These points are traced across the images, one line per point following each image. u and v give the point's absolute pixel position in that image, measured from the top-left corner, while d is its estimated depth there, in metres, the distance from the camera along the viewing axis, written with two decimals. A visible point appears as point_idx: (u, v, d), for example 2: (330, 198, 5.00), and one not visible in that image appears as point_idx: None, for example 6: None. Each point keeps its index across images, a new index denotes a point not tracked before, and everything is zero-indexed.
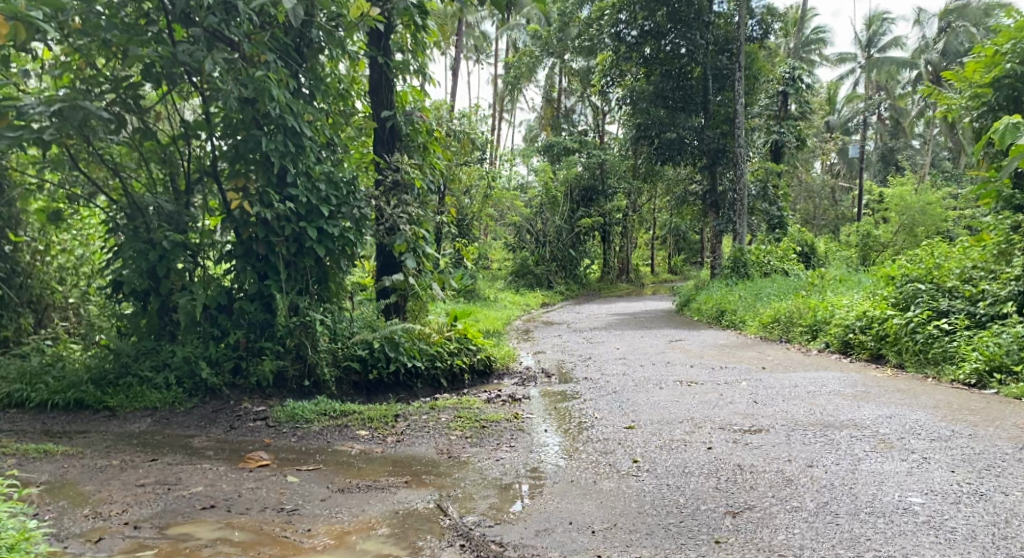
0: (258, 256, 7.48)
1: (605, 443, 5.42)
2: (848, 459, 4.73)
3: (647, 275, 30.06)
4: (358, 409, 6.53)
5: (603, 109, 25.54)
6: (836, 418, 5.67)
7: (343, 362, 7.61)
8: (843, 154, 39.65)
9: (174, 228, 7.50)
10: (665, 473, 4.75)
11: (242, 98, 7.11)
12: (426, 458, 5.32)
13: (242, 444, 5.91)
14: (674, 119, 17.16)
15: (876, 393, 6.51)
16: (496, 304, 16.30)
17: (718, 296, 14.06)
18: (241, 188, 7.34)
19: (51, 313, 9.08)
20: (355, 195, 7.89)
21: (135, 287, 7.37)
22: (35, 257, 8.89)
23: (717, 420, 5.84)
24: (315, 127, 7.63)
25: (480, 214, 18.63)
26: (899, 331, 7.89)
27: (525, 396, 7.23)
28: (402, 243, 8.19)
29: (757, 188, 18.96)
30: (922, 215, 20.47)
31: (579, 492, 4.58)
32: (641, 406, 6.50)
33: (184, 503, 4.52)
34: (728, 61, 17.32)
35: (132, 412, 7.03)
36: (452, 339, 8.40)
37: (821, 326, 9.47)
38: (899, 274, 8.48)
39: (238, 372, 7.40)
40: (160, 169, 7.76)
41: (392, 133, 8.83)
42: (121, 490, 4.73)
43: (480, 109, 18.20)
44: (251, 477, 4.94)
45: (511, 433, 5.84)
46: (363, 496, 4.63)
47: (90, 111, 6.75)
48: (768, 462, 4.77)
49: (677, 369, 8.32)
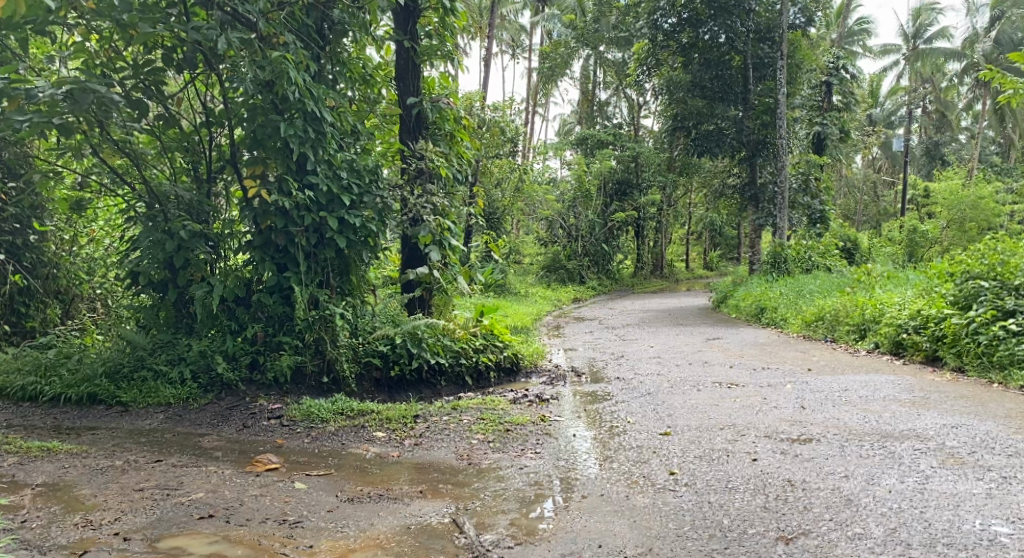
0: (277, 247, 7.15)
1: (638, 451, 4.99)
2: (914, 476, 4.25)
3: (681, 270, 29.40)
4: (377, 408, 6.17)
5: (639, 101, 25.02)
6: (895, 428, 5.16)
7: (364, 358, 7.25)
8: (887, 147, 37.75)
9: (193, 218, 7.19)
10: (706, 488, 4.30)
11: (260, 81, 6.76)
12: (444, 465, 4.93)
13: (253, 445, 5.58)
14: (713, 110, 16.67)
15: (936, 401, 5.96)
16: (526, 299, 15.93)
17: (758, 293, 13.51)
18: (258, 175, 7.01)
19: (78, 304, 8.89)
20: (377, 184, 7.52)
21: (151, 279, 7.09)
22: (60, 247, 8.69)
23: (761, 427, 5.37)
24: (336, 113, 7.30)
25: (511, 208, 18.22)
26: (959, 332, 7.37)
27: (553, 396, 6.82)
28: (426, 235, 7.75)
29: (798, 182, 18.28)
30: (973, 209, 19.37)
31: (610, 508, 4.16)
32: (677, 410, 6.05)
33: (181, 512, 4.18)
34: (770, 50, 16.67)
35: (144, 408, 6.74)
36: (477, 335, 8.02)
37: (870, 326, 8.92)
38: (959, 269, 7.84)
39: (255, 368, 7.09)
40: (182, 158, 7.49)
41: (418, 120, 8.42)
42: (118, 496, 4.41)
43: (513, 101, 17.82)
44: (256, 483, 4.60)
45: (537, 438, 5.43)
46: (373, 508, 4.26)
47: (100, 94, 6.43)
48: (822, 478, 4.30)
49: (716, 370, 7.82)
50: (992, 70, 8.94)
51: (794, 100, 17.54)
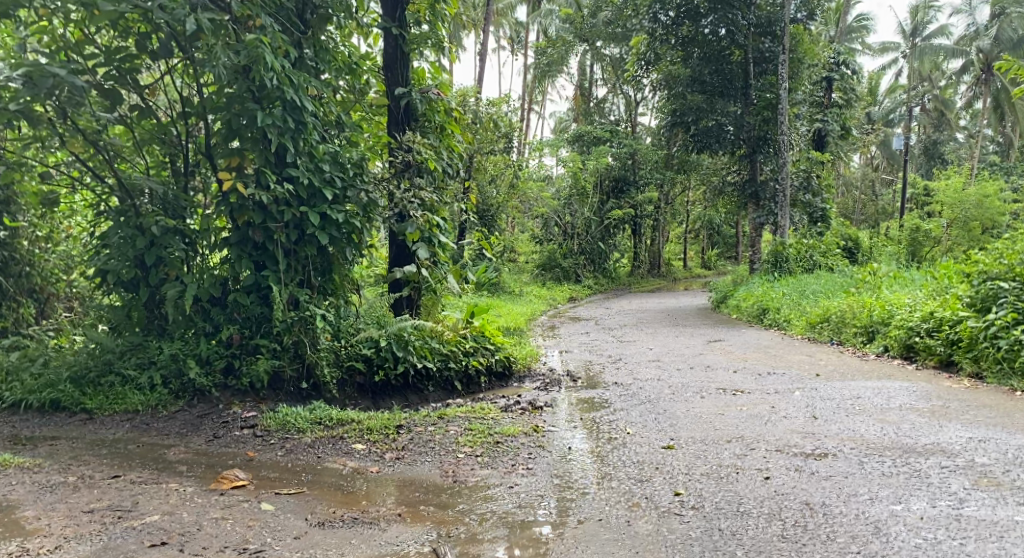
0: (254, 245, 6.71)
1: (639, 467, 4.57)
2: (946, 500, 3.85)
3: (679, 270, 29.00)
4: (357, 417, 5.74)
5: (636, 97, 24.64)
6: (917, 441, 4.76)
7: (346, 363, 6.82)
8: (886, 146, 37.00)
9: (167, 214, 6.75)
10: (715, 512, 3.90)
11: (235, 68, 6.34)
12: (427, 482, 4.52)
13: (222, 458, 5.16)
14: (713, 105, 16.18)
15: (958, 410, 5.57)
16: (520, 298, 15.50)
17: (759, 293, 13.09)
18: (235, 168, 6.57)
19: (54, 303, 8.43)
20: (362, 178, 7.08)
21: (121, 278, 6.65)
22: (34, 245, 8.20)
23: (771, 440, 4.95)
24: (318, 101, 6.87)
25: (506, 205, 17.72)
26: (976, 336, 7.01)
27: (547, 403, 6.40)
28: (414, 232, 7.31)
29: (799, 179, 17.90)
30: (977, 208, 18.88)
31: (610, 537, 3.76)
32: (679, 420, 5.63)
33: (130, 538, 3.81)
34: (772, 45, 16.14)
35: (110, 416, 6.33)
36: (467, 337, 7.61)
37: (879, 329, 8.53)
38: (976, 269, 7.42)
39: (231, 372, 6.66)
40: (158, 150, 7.04)
41: (407, 112, 7.95)
42: (63, 519, 4.01)
43: (509, 96, 17.47)
44: (219, 504, 4.20)
45: (529, 451, 5.02)
46: (347, 534, 3.86)
47: (60, 79, 6.08)
48: (844, 501, 3.89)
49: (719, 374, 7.41)
50: (1008, 59, 8.29)
51: (796, 96, 16.89)
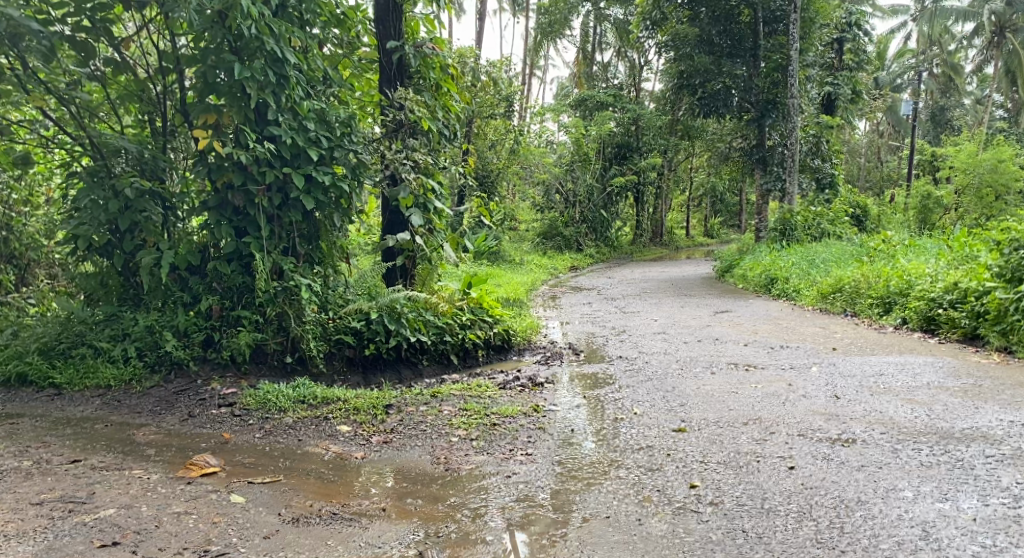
0: (235, 209, 6.22)
1: (649, 454, 4.15)
2: (998, 498, 3.49)
3: (681, 237, 28.52)
4: (343, 396, 5.32)
5: (641, 62, 24.00)
6: (953, 426, 4.34)
7: (335, 336, 6.39)
8: (894, 112, 36.08)
9: (143, 175, 6.24)
10: (737, 510, 3.52)
11: (210, 16, 5.81)
12: (417, 471, 4.10)
13: (194, 441, 4.74)
14: (720, 67, 15.55)
15: (991, 389, 5.15)
16: (520, 267, 15.06)
17: (766, 262, 12.62)
18: (212, 125, 6.05)
19: (35, 269, 7.93)
20: (351, 137, 6.54)
21: (93, 245, 6.16)
22: (9, 208, 7.67)
23: (793, 423, 4.53)
24: (302, 53, 6.33)
25: (506, 171, 17.09)
26: (1005, 308, 6.58)
27: (548, 380, 5.97)
28: (407, 196, 6.86)
29: (808, 144, 17.33)
30: (991, 173, 17.91)
31: (617, 539, 3.37)
32: (693, 400, 5.20)
33: (79, 537, 3.42)
34: (783, 3, 15.27)
35: (81, 392, 5.90)
36: (463, 309, 7.17)
37: (896, 300, 8.08)
38: (1005, 235, 6.96)
39: (210, 345, 6.22)
40: (137, 109, 6.51)
41: (399, 68, 7.42)
42: (8, 512, 3.61)
43: (510, 58, 16.84)
44: (184, 495, 3.79)
45: (528, 434, 4.60)
46: (325, 532, 3.48)
47: (15, 21, 5.62)
48: (882, 499, 3.52)
49: (729, 348, 6.97)
50: None
51: (806, 58, 16.22)
